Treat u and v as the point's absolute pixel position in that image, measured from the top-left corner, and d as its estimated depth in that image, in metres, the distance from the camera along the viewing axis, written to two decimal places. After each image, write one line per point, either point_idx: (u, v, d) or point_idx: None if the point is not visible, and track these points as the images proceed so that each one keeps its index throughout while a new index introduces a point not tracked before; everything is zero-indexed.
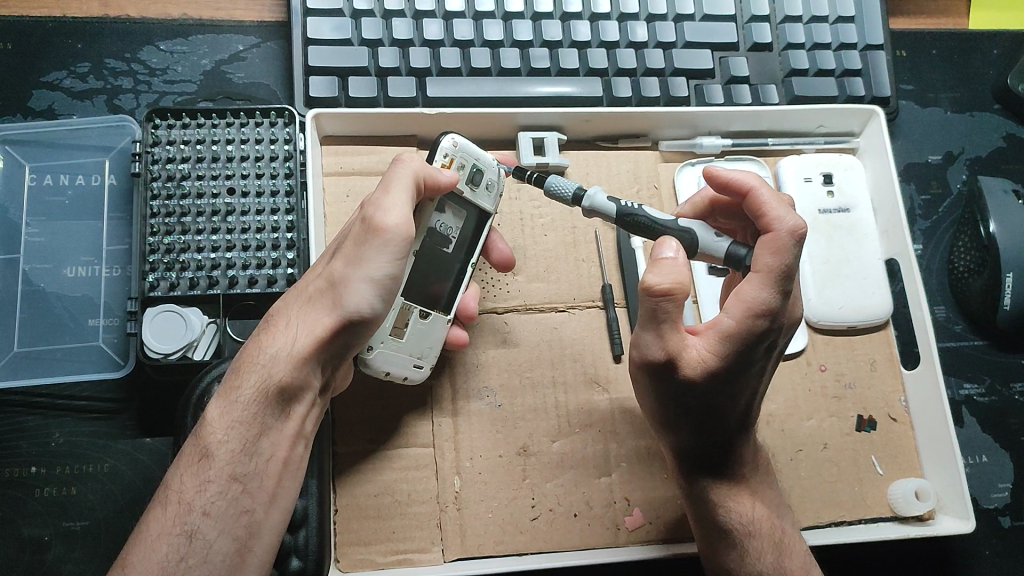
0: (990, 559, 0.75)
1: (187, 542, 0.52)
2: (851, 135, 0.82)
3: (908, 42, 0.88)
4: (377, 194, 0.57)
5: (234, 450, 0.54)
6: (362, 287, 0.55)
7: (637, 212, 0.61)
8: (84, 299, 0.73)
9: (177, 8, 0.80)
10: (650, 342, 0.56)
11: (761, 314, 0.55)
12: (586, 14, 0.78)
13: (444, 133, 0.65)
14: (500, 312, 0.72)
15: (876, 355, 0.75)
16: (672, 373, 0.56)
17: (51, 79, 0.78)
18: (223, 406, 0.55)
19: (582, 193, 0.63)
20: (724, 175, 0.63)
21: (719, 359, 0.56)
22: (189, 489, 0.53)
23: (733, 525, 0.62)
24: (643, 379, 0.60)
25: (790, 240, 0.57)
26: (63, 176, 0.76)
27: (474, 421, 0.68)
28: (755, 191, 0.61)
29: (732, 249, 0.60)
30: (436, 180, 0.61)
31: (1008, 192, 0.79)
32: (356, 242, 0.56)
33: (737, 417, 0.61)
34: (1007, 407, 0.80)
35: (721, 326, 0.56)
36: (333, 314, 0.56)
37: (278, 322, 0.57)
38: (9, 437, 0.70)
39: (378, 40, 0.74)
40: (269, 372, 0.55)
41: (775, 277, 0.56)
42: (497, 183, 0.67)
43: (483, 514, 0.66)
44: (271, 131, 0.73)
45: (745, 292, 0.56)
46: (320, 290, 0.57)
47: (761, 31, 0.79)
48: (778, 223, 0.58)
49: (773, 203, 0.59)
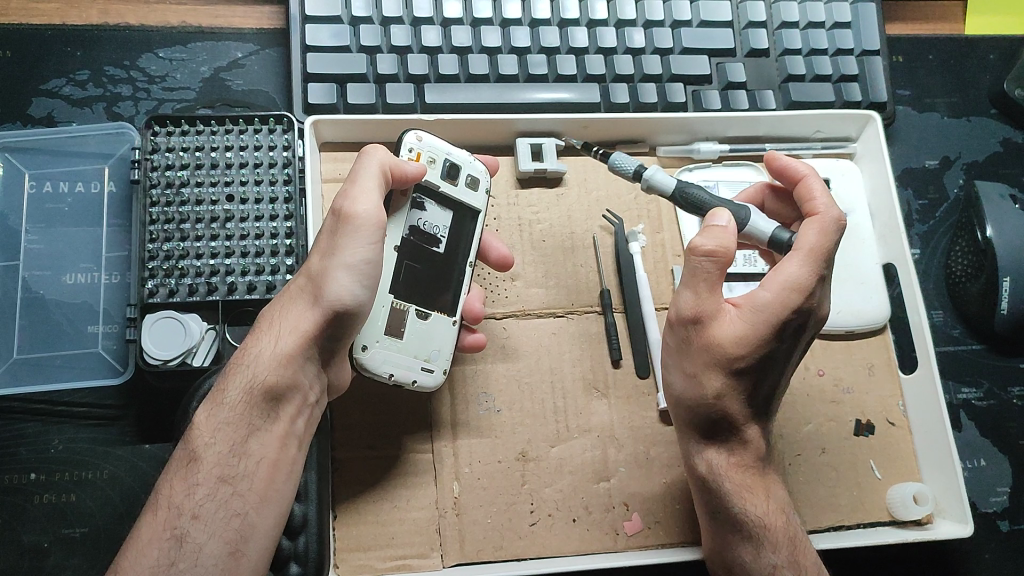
0: (989, 563, 0.75)
1: (177, 546, 0.52)
2: (850, 140, 0.82)
3: (904, 48, 0.89)
4: (346, 187, 0.58)
5: (222, 452, 0.55)
6: (338, 276, 0.55)
7: (695, 194, 0.64)
8: (83, 305, 0.74)
9: (177, 16, 0.81)
10: (687, 300, 0.57)
11: (800, 289, 0.57)
12: (584, 21, 0.78)
13: (406, 130, 0.65)
14: (499, 317, 0.72)
15: (874, 360, 0.76)
16: (706, 337, 0.57)
17: (50, 86, 0.78)
18: (210, 409, 0.56)
19: (641, 170, 0.65)
20: (777, 159, 0.66)
21: (756, 331, 0.56)
22: (179, 491, 0.54)
23: (749, 519, 0.60)
24: (675, 351, 0.60)
25: (835, 226, 0.61)
26: (62, 183, 0.76)
27: (474, 427, 0.68)
28: (809, 178, 0.65)
29: (777, 233, 0.63)
30: (403, 171, 0.61)
31: (1005, 196, 0.79)
32: (328, 234, 0.57)
33: (754, 411, 0.61)
34: (1004, 411, 0.80)
35: (756, 299, 0.57)
36: (314, 308, 0.56)
37: (264, 324, 0.58)
38: (8, 444, 0.70)
39: (376, 47, 0.74)
40: (255, 373, 0.56)
41: (816, 257, 0.59)
42: (479, 179, 0.67)
43: (482, 520, 0.66)
44: (269, 137, 0.73)
45: (783, 270, 0.58)
46: (303, 287, 0.58)
47: (758, 37, 0.80)
48: (824, 210, 0.62)
49: (824, 193, 0.63)
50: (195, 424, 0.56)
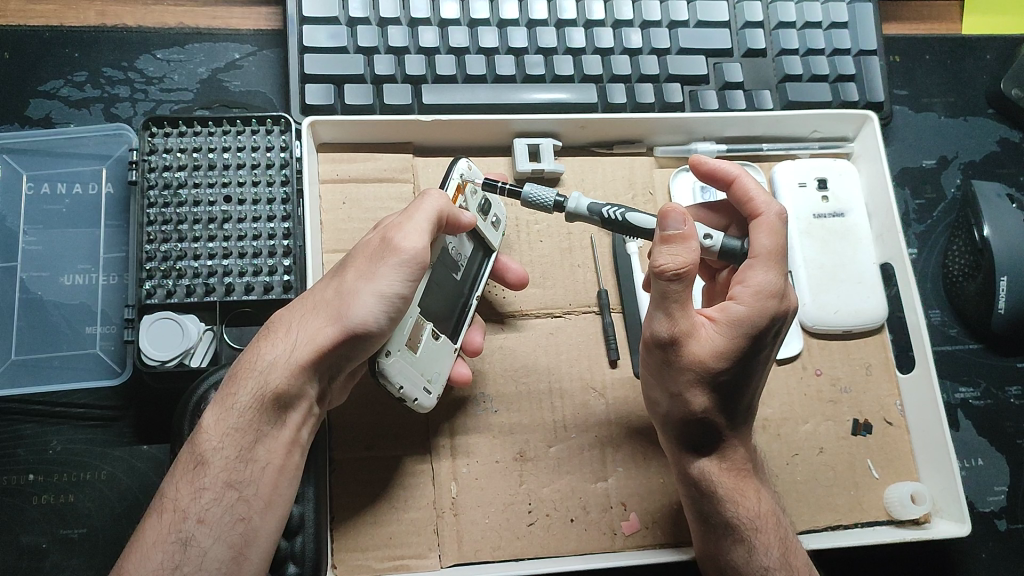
0: (987, 563, 0.75)
1: (182, 549, 0.53)
2: (846, 140, 0.82)
3: (901, 48, 0.89)
4: (398, 219, 0.58)
5: (230, 457, 0.55)
6: (368, 301, 0.56)
7: (619, 217, 0.62)
8: (81, 306, 0.74)
9: (175, 17, 0.81)
10: (661, 323, 0.56)
11: (770, 296, 0.57)
12: (582, 21, 0.79)
13: (459, 157, 0.67)
14: (498, 317, 0.73)
15: (871, 360, 0.76)
16: (686, 355, 0.56)
17: (48, 88, 0.78)
18: (218, 413, 0.56)
19: (563, 200, 0.65)
20: (704, 163, 0.66)
21: (734, 343, 0.57)
22: (185, 496, 0.54)
23: (740, 522, 0.60)
24: (655, 369, 0.60)
25: (780, 223, 0.61)
26: (61, 185, 0.76)
27: (471, 428, 0.68)
28: (741, 178, 0.64)
29: (726, 242, 0.62)
30: (458, 219, 0.61)
31: (1002, 196, 0.79)
32: (370, 258, 0.58)
33: (744, 411, 0.61)
34: (1001, 410, 0.80)
35: (730, 312, 0.57)
36: (335, 324, 0.56)
37: (282, 331, 0.58)
38: (7, 445, 0.70)
39: (374, 48, 0.74)
40: (267, 378, 0.56)
41: (776, 259, 0.59)
42: (500, 220, 0.70)
43: (480, 520, 0.66)
44: (267, 138, 0.74)
45: (752, 279, 0.58)
46: (326, 301, 0.57)
47: (755, 37, 0.80)
48: (766, 208, 0.62)
49: (759, 190, 0.63)
50: (202, 428, 0.56)
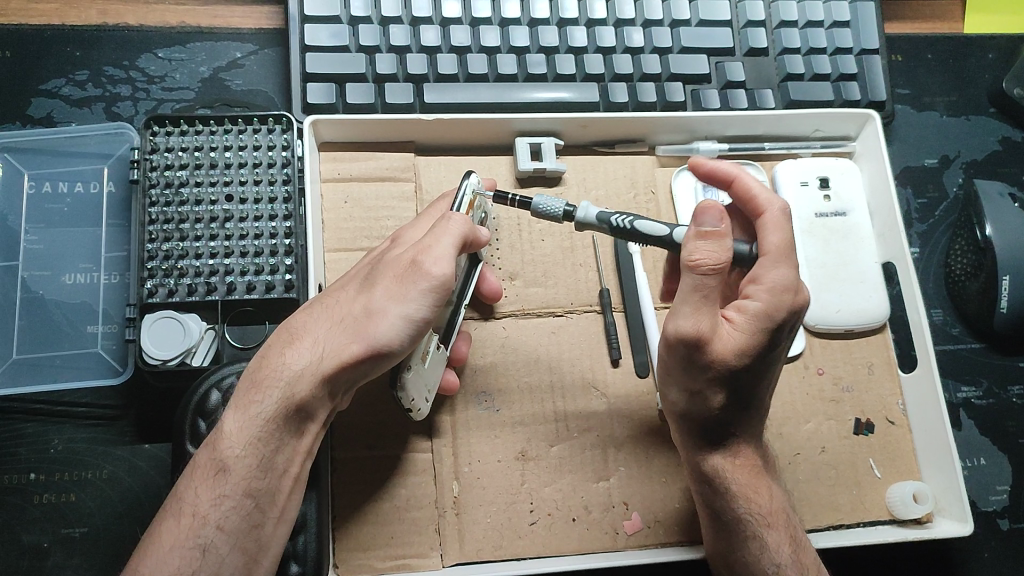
0: (989, 562, 0.75)
1: (200, 555, 0.52)
2: (848, 139, 0.82)
3: (903, 47, 0.89)
4: (427, 239, 0.58)
5: (252, 466, 0.54)
6: (397, 325, 0.56)
7: (630, 227, 0.62)
8: (82, 305, 0.74)
9: (176, 16, 0.81)
10: (687, 322, 0.54)
11: (788, 291, 0.56)
12: (583, 20, 0.79)
13: (465, 171, 0.66)
14: (500, 316, 0.72)
15: (873, 359, 0.76)
16: (709, 355, 0.55)
17: (50, 87, 0.78)
18: (242, 419, 0.55)
19: (573, 210, 0.64)
20: (704, 164, 0.66)
21: (756, 340, 0.55)
22: (204, 501, 0.53)
23: (753, 518, 0.60)
24: (672, 366, 0.58)
25: (784, 217, 0.61)
26: (62, 184, 0.76)
27: (473, 427, 0.68)
28: (740, 177, 0.64)
29: (736, 247, 0.62)
30: (477, 238, 0.61)
31: (1004, 195, 0.79)
32: (398, 279, 0.57)
33: (757, 411, 0.61)
34: (1003, 409, 0.80)
35: (747, 308, 0.56)
36: (360, 343, 0.56)
37: (301, 346, 0.56)
38: (8, 444, 0.70)
39: (376, 46, 0.74)
40: (288, 395, 0.55)
41: (788, 253, 0.58)
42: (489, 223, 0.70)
43: (482, 519, 0.66)
44: (269, 138, 0.73)
45: (767, 276, 0.57)
46: (350, 319, 0.57)
47: (757, 36, 0.80)
48: (769, 206, 0.62)
49: (761, 187, 0.63)
50: (224, 432, 0.55)
